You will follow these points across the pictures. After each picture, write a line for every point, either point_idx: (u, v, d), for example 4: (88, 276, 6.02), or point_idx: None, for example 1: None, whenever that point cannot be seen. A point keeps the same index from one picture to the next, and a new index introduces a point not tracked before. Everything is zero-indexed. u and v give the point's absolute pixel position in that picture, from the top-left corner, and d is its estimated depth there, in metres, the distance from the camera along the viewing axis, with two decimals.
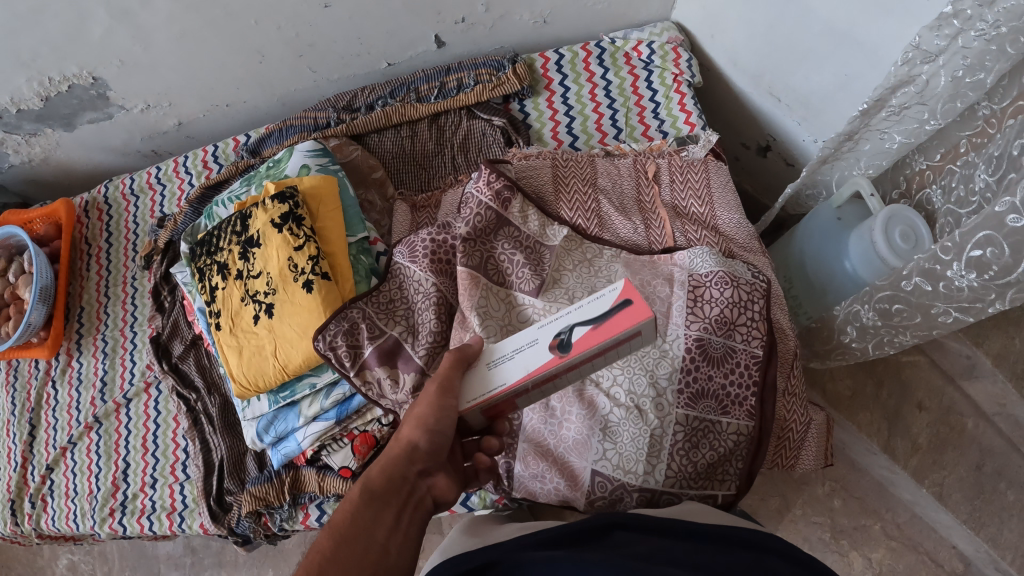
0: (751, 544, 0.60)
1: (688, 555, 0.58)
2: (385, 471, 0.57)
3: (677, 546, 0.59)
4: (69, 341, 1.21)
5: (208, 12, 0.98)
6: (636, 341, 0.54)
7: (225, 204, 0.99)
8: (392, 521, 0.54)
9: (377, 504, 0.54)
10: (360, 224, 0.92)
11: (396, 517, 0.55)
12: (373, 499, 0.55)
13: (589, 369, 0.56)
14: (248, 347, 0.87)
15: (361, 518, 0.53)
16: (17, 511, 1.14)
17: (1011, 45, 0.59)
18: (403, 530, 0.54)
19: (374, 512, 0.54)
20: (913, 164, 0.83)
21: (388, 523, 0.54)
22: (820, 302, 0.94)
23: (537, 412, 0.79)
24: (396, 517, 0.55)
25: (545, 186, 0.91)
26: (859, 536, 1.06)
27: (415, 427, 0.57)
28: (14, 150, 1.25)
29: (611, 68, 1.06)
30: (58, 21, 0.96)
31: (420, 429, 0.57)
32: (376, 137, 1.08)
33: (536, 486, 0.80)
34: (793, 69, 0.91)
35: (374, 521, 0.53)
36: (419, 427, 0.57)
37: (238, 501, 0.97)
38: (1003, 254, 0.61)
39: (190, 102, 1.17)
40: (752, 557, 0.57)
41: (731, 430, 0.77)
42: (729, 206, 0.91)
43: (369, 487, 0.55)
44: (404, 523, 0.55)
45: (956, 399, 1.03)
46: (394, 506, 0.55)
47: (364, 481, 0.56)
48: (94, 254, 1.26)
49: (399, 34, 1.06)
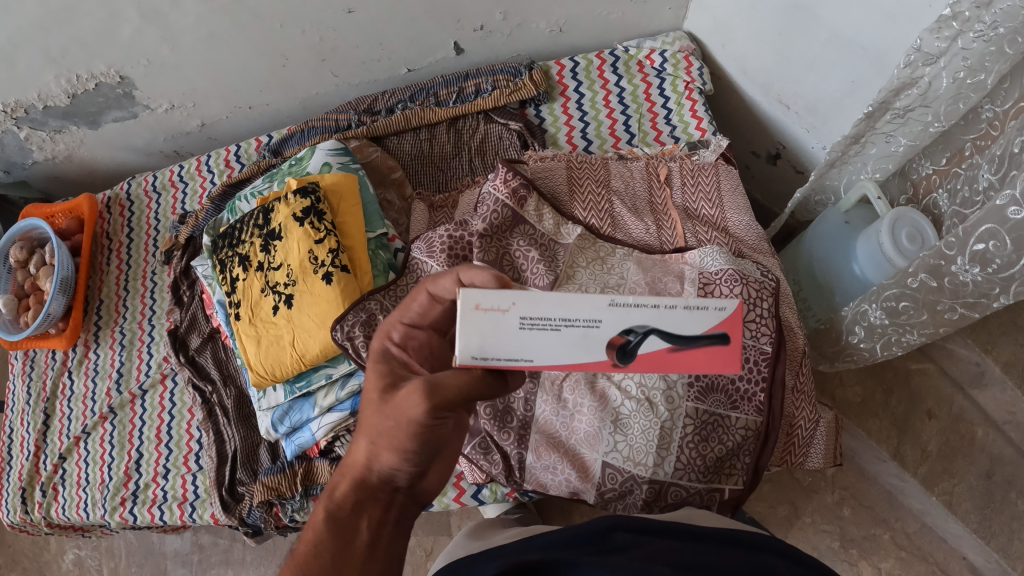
0: (750, 543, 0.60)
1: (685, 553, 0.57)
2: (356, 489, 0.48)
3: (676, 544, 0.59)
4: (87, 333, 1.23)
5: (233, 16, 1.01)
6: (712, 311, 0.44)
7: (247, 198, 1.01)
8: (367, 542, 0.46)
9: (347, 530, 0.46)
10: (379, 220, 0.94)
11: (370, 537, 0.46)
12: (341, 526, 0.46)
13: (633, 314, 0.43)
14: (267, 336, 0.89)
15: (327, 545, 0.45)
16: (27, 499, 1.16)
17: (1009, 46, 0.62)
18: (386, 552, 0.46)
19: (343, 540, 0.45)
20: (919, 169, 0.86)
21: (363, 546, 0.46)
22: (828, 303, 0.96)
23: (550, 402, 0.83)
24: (374, 537, 0.46)
25: (559, 186, 0.94)
26: (869, 545, 1.06)
27: (389, 444, 0.47)
28: (38, 147, 1.28)
29: (624, 75, 1.10)
30: (89, 21, 0.99)
31: (394, 444, 0.47)
32: (396, 139, 1.12)
33: (547, 478, 0.84)
34: (802, 76, 0.93)
35: (344, 553, 0.44)
36: (395, 440, 0.47)
37: (250, 491, 1.00)
38: (1005, 247, 0.63)
39: (214, 104, 1.21)
40: (753, 554, 0.57)
41: (739, 425, 0.80)
42: (739, 208, 0.93)
43: (335, 508, 0.47)
44: (382, 543, 0.46)
45: (966, 406, 1.04)
46: (370, 526, 0.47)
47: (328, 504, 0.48)
48: (114, 249, 1.29)
49: (419, 40, 1.09)
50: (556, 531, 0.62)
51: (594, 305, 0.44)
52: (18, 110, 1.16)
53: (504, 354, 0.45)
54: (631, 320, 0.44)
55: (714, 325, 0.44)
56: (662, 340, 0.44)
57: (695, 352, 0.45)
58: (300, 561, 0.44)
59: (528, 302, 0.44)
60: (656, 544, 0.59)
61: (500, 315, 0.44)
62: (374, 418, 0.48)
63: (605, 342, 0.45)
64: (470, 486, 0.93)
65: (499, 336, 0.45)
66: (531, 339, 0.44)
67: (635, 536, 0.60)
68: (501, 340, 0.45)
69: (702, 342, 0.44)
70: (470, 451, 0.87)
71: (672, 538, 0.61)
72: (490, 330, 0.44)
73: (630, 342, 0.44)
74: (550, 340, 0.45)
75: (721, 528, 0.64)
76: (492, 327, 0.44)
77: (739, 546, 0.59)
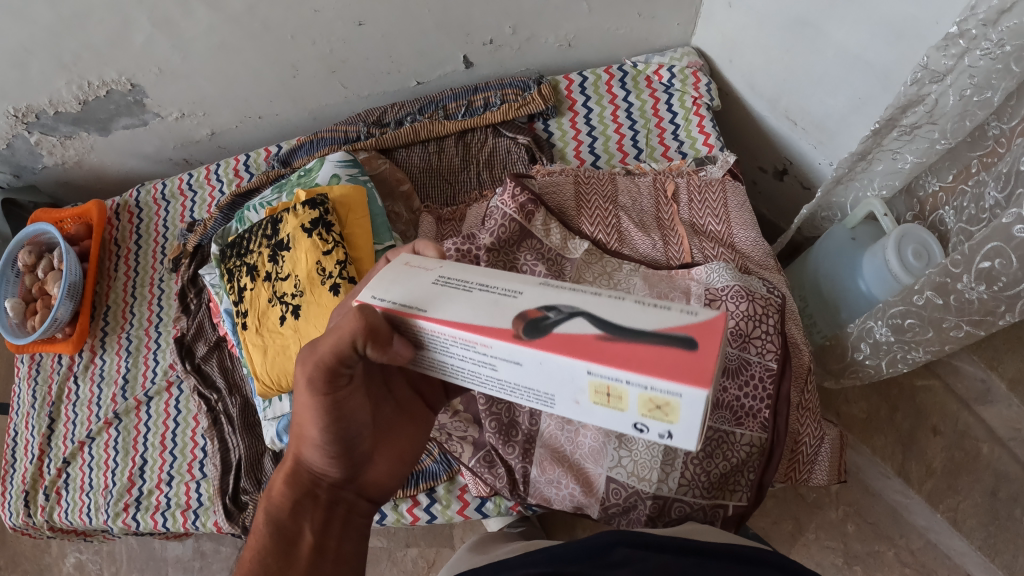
0: (752, 560, 0.59)
1: (689, 569, 0.57)
2: (294, 490, 0.52)
3: (678, 561, 0.58)
4: (94, 338, 1.24)
5: (244, 26, 1.02)
6: (678, 313, 0.41)
7: (256, 208, 1.02)
8: (312, 540, 0.50)
9: (289, 535, 0.50)
10: (388, 232, 0.96)
11: (317, 534, 0.51)
12: (283, 530, 0.50)
13: (563, 293, 0.43)
14: (273, 346, 0.90)
15: (272, 549, 0.49)
16: (31, 502, 1.16)
17: (1016, 63, 0.61)
18: (333, 552, 0.51)
19: (286, 545, 0.49)
20: (926, 186, 0.86)
21: (310, 548, 0.50)
22: (834, 320, 0.96)
23: (555, 417, 0.83)
24: (320, 538, 0.51)
25: (567, 201, 0.94)
26: (873, 562, 1.05)
27: (310, 442, 0.51)
28: (48, 152, 1.29)
29: (632, 91, 1.10)
30: (101, 28, 1.00)
31: (313, 440, 0.50)
32: (405, 152, 1.12)
33: (552, 492, 0.84)
34: (810, 93, 0.94)
35: (289, 557, 0.49)
36: (311, 435, 0.50)
37: (253, 500, 1.00)
38: (1011, 264, 0.63)
39: (223, 113, 1.22)
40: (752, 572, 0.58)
41: (744, 441, 0.80)
42: (745, 224, 0.93)
43: (274, 512, 0.51)
44: (332, 539, 0.52)
45: (971, 423, 1.03)
46: (313, 527, 0.51)
47: (267, 508, 0.51)
48: (122, 255, 1.30)
49: (429, 54, 1.10)
50: (560, 545, 0.62)
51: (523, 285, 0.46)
52: (30, 115, 1.17)
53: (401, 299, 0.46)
54: (558, 299, 0.43)
55: (673, 327, 0.40)
56: (591, 323, 0.41)
57: (640, 347, 0.40)
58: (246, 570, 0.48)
59: (452, 270, 0.48)
60: (657, 560, 0.58)
61: (422, 273, 0.49)
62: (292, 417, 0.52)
63: (519, 313, 0.43)
64: (474, 498, 0.93)
65: (412, 283, 0.47)
66: (438, 291, 0.46)
67: (635, 551, 0.59)
68: (411, 288, 0.47)
69: (650, 338, 0.40)
70: (474, 464, 0.87)
71: (673, 554, 0.60)
72: (405, 276, 0.48)
73: (547, 318, 0.42)
74: (453, 296, 0.45)
75: (723, 542, 0.64)
76: (407, 273, 0.48)
77: (741, 564, 0.59)
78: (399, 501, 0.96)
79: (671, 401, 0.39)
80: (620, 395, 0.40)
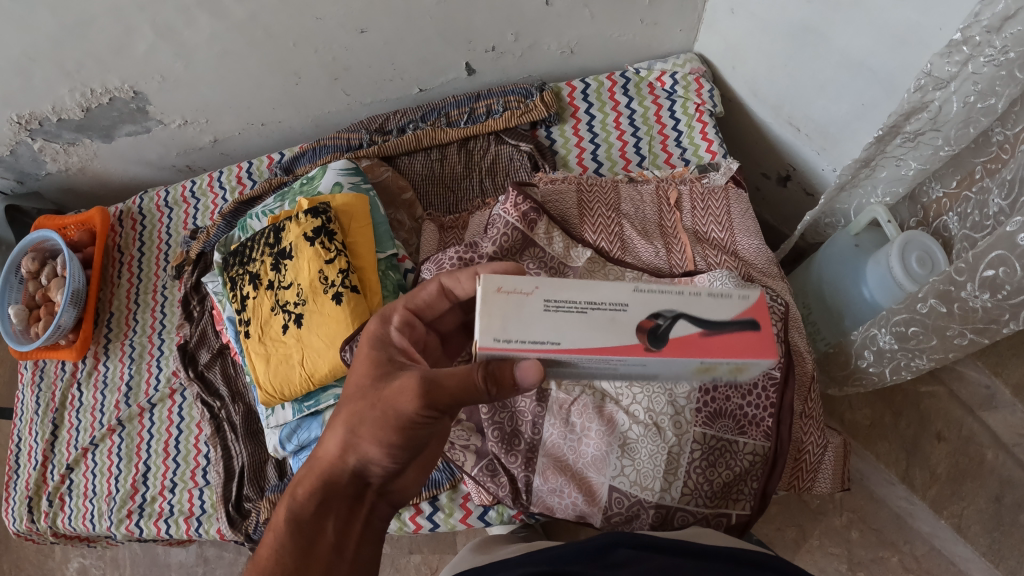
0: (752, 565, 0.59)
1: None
2: (321, 489, 0.52)
3: (677, 564, 0.58)
4: (97, 345, 1.24)
5: (247, 35, 1.02)
6: (737, 299, 0.48)
7: (258, 217, 1.03)
8: (332, 544, 0.50)
9: (310, 533, 0.50)
10: (390, 241, 0.96)
11: (339, 535, 0.51)
12: (304, 529, 0.50)
13: (661, 300, 0.47)
14: (276, 355, 0.90)
15: (294, 547, 0.49)
16: (34, 508, 1.16)
17: (1020, 70, 0.60)
18: (351, 557, 0.50)
19: (307, 543, 0.49)
20: (929, 193, 0.86)
21: (328, 548, 0.50)
22: (837, 327, 0.96)
23: (557, 426, 0.83)
24: (339, 538, 0.51)
25: (570, 209, 0.94)
26: (877, 569, 1.05)
27: (360, 443, 0.51)
28: (52, 159, 1.29)
29: (635, 98, 1.10)
30: (103, 36, 1.00)
31: (367, 442, 0.51)
32: (407, 159, 1.12)
33: (554, 501, 0.84)
34: (813, 99, 0.93)
35: (309, 555, 0.49)
36: (371, 430, 0.51)
37: (256, 507, 1.00)
38: (1015, 274, 0.63)
39: (226, 120, 1.22)
40: None
41: (746, 451, 0.80)
42: (748, 232, 0.93)
43: (296, 511, 0.51)
44: (348, 547, 0.51)
45: (976, 429, 1.00)
46: (335, 527, 0.51)
47: (292, 507, 0.51)
48: (125, 262, 1.30)
49: (431, 61, 1.10)
50: (562, 547, 0.62)
51: (618, 291, 0.48)
52: (33, 122, 1.17)
53: (528, 334, 0.46)
54: (659, 305, 0.47)
55: (739, 312, 0.48)
56: (691, 325, 0.47)
57: (729, 334, 0.48)
58: (265, 565, 0.48)
59: (551, 287, 0.48)
60: (657, 561, 0.58)
61: (523, 298, 0.48)
62: (348, 411, 0.52)
63: (636, 327, 0.47)
64: (476, 506, 0.93)
65: (523, 315, 0.47)
66: (554, 319, 0.47)
67: (638, 552, 0.60)
68: (526, 321, 0.47)
69: (732, 326, 0.48)
70: (476, 472, 0.86)
71: (672, 556, 0.59)
72: (513, 310, 0.47)
73: (659, 324, 0.47)
74: (574, 324, 0.47)
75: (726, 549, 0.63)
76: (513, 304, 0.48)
77: (740, 567, 0.59)
78: (402, 509, 0.96)
79: (744, 364, 0.49)
80: (711, 368, 0.50)
